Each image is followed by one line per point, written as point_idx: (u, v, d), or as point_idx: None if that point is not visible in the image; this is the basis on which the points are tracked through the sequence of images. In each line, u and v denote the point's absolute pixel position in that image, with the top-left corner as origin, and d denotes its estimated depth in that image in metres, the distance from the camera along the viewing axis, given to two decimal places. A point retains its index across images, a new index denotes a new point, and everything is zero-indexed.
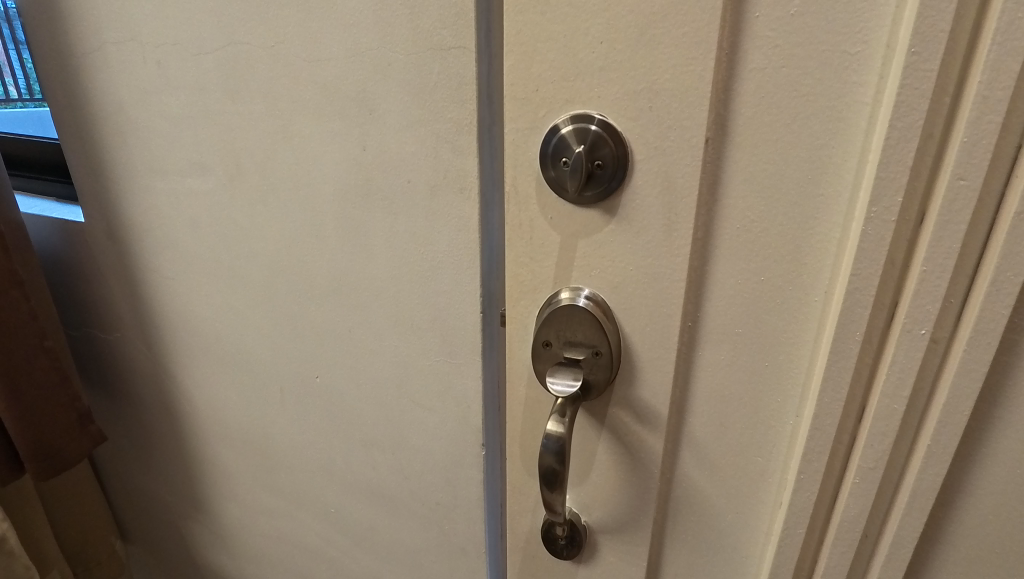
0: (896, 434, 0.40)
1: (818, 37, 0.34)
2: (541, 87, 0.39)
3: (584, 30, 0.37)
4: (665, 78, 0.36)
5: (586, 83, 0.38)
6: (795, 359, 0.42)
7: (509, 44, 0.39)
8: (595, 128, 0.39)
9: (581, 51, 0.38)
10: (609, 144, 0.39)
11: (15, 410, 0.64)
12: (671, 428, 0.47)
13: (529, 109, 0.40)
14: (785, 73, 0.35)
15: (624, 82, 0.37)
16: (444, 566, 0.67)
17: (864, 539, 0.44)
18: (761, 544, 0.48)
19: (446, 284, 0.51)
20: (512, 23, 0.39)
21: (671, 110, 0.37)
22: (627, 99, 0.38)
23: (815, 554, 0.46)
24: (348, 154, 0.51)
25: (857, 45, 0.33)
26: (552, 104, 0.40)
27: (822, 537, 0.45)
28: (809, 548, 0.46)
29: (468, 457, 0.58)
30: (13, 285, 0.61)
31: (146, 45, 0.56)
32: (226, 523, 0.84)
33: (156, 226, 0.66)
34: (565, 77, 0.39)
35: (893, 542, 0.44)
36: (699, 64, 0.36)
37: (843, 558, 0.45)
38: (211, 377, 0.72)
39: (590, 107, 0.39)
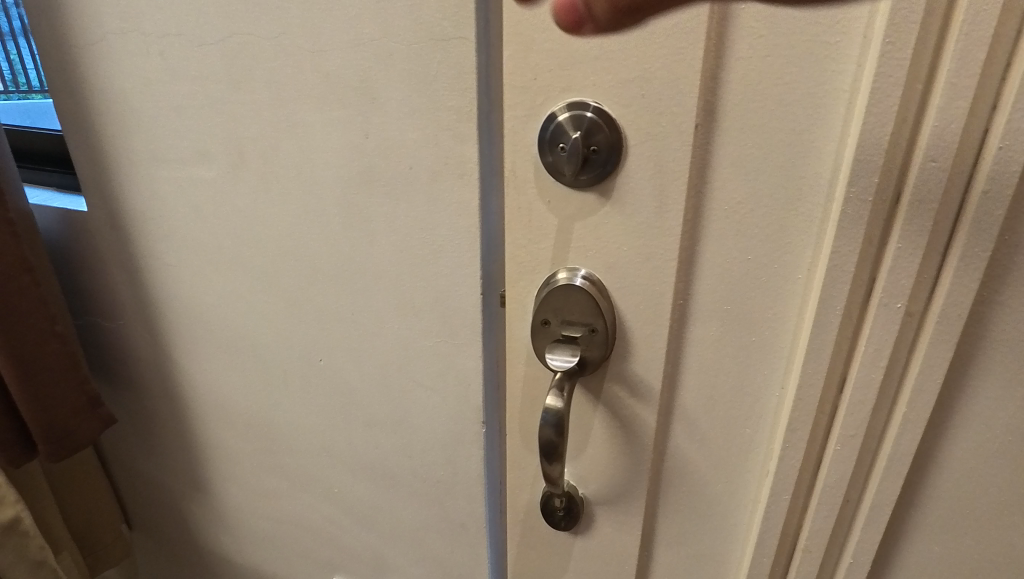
0: (874, 402, 0.43)
1: (800, 29, 0.36)
2: (539, 76, 0.41)
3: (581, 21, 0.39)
4: (657, 66, 0.38)
5: (582, 72, 0.40)
6: (781, 334, 0.44)
7: (508, 34, 0.41)
8: (590, 114, 0.41)
9: (577, 41, 0.39)
10: (604, 130, 0.41)
11: (28, 393, 0.68)
12: (664, 402, 0.49)
13: (527, 96, 0.42)
14: (771, 62, 0.37)
15: (619, 70, 0.39)
16: (445, 543, 0.69)
17: (845, 503, 0.47)
18: (749, 510, 0.51)
19: (447, 267, 0.53)
20: (511, 14, 0.40)
21: (663, 97, 0.39)
22: (621, 87, 0.40)
23: (800, 519, 0.49)
24: (351, 141, 0.52)
25: (837, 35, 0.35)
26: (549, 92, 0.41)
27: (807, 502, 0.48)
28: (794, 513, 0.49)
29: (468, 434, 0.60)
30: (24, 271, 0.65)
31: (148, 35, 0.57)
32: (227, 507, 0.86)
33: (157, 215, 0.67)
34: (561, 66, 0.40)
35: (873, 506, 0.46)
36: (690, 54, 0.38)
37: (826, 521, 0.48)
38: (214, 363, 0.73)
39: (585, 95, 0.41)
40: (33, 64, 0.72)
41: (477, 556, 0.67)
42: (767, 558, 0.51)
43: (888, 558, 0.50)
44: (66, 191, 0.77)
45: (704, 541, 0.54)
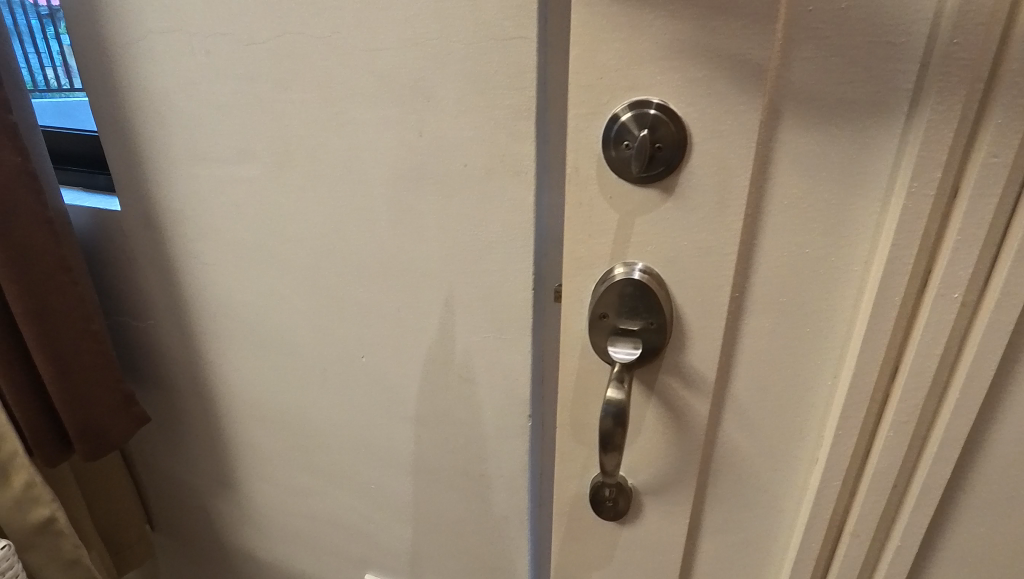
0: (927, 388, 0.44)
1: (866, 29, 0.37)
2: (605, 75, 0.42)
3: (648, 22, 0.40)
4: (724, 66, 0.39)
5: (649, 71, 0.41)
6: (835, 323, 0.45)
7: (575, 33, 0.42)
8: (653, 111, 0.42)
9: (645, 41, 0.40)
10: (667, 124, 0.42)
11: (66, 391, 0.69)
12: (717, 393, 0.50)
13: (591, 95, 0.43)
14: (835, 62, 0.38)
15: (686, 70, 0.40)
16: (484, 536, 0.70)
17: (894, 487, 0.49)
18: (797, 496, 0.52)
19: (497, 263, 0.54)
20: (579, 15, 0.41)
21: (729, 96, 0.40)
22: (688, 86, 0.41)
23: (848, 503, 0.51)
24: (402, 139, 0.52)
25: (902, 36, 0.36)
26: (614, 91, 0.42)
27: (856, 486, 0.50)
28: (843, 497, 0.50)
29: (513, 428, 0.61)
30: (62, 269, 0.66)
31: (193, 34, 0.57)
32: (255, 505, 0.86)
33: (195, 213, 0.67)
34: (628, 65, 0.41)
35: (923, 488, 0.48)
36: (758, 53, 0.39)
37: (874, 505, 0.50)
38: (248, 362, 0.73)
39: (649, 93, 0.42)
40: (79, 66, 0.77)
41: (516, 548, 0.68)
42: (815, 541, 0.52)
43: (932, 540, 0.51)
44: (107, 194, 0.77)
45: (751, 529, 0.55)
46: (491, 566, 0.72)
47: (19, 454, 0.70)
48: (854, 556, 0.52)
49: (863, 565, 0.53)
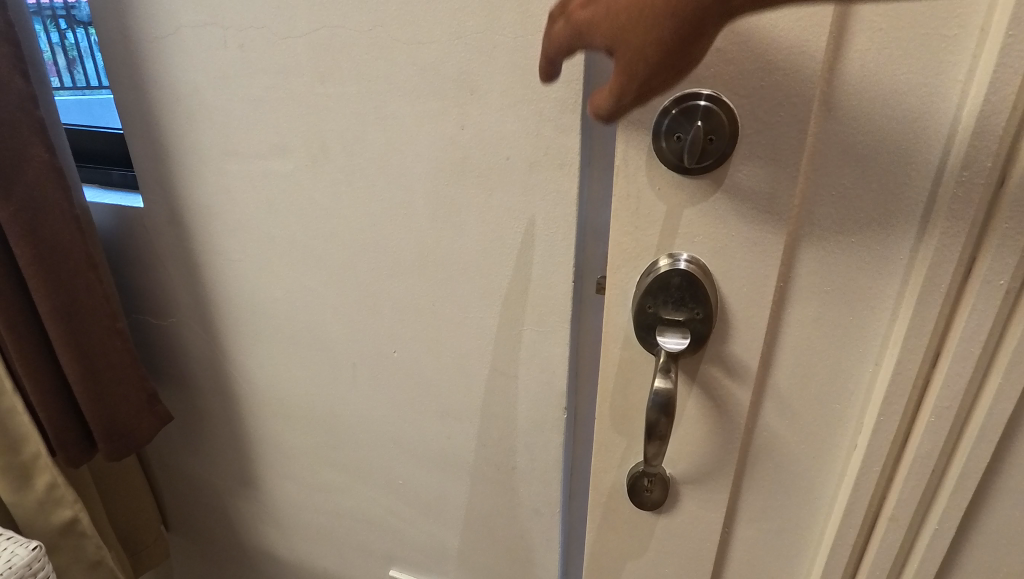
0: (970, 374, 0.44)
1: (919, 22, 0.36)
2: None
3: None
4: (778, 58, 0.39)
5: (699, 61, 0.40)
6: (878, 313, 0.45)
7: None
8: (704, 103, 0.41)
9: None
10: (721, 116, 0.41)
11: (93, 391, 0.68)
12: (757, 381, 0.49)
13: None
14: (887, 54, 0.37)
15: (738, 60, 0.40)
16: (514, 528, 0.70)
17: (932, 474, 0.49)
18: (835, 485, 0.51)
19: (537, 256, 0.54)
20: None
21: (777, 88, 0.40)
22: (739, 76, 0.40)
23: (886, 491, 0.51)
24: (445, 134, 0.53)
25: (955, 29, 0.36)
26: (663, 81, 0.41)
27: (894, 473, 0.49)
28: (880, 484, 0.50)
29: (549, 420, 0.62)
30: (89, 267, 0.65)
31: (228, 28, 0.57)
32: (278, 503, 0.85)
33: (225, 209, 0.66)
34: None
35: (962, 475, 0.48)
36: (812, 43, 0.38)
37: (912, 492, 0.49)
38: (274, 358, 0.73)
39: (701, 85, 0.41)
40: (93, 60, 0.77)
41: (547, 541, 0.69)
42: (853, 530, 0.51)
43: (970, 526, 0.51)
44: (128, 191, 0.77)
45: (786, 519, 0.54)
46: (521, 558, 0.72)
47: (42, 456, 0.69)
48: (890, 545, 0.52)
49: (898, 553, 0.53)
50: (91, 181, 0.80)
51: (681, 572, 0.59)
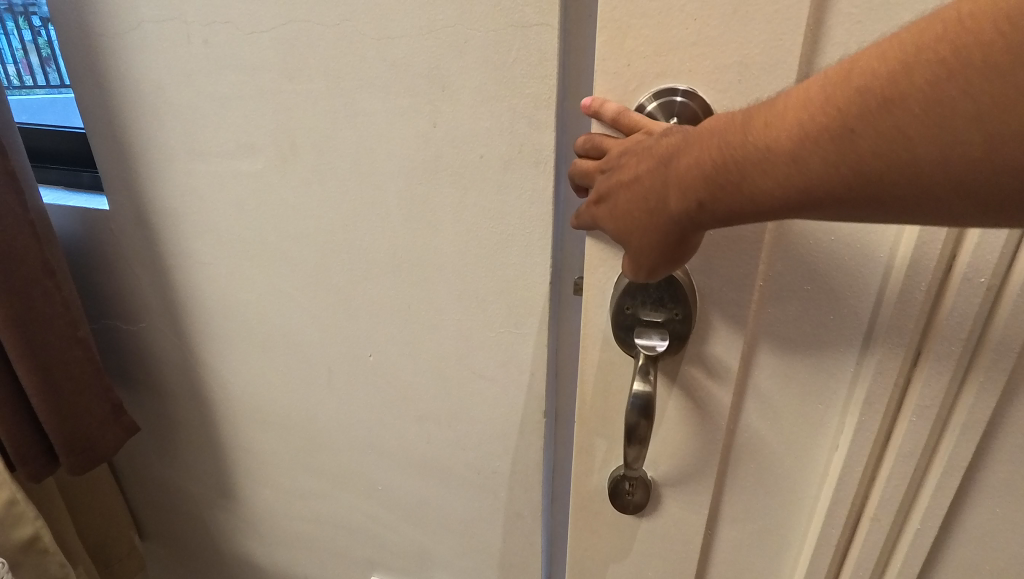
0: (952, 372, 0.42)
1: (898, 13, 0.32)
2: (633, 62, 0.36)
3: (680, 6, 0.34)
4: (756, 51, 0.34)
5: (678, 54, 0.35)
6: (860, 311, 0.42)
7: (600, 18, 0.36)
8: (680, 100, 0.36)
9: (675, 27, 0.35)
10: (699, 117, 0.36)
11: (52, 403, 0.66)
12: (739, 379, 0.47)
13: (619, 83, 0.37)
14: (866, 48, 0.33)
15: (720, 55, 0.34)
16: (496, 531, 0.69)
17: (914, 471, 0.47)
18: (816, 486, 0.50)
19: (514, 256, 0.53)
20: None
21: (755, 84, 0.35)
22: (717, 71, 0.35)
23: (867, 488, 0.49)
24: (417, 131, 0.51)
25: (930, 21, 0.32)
26: (638, 80, 0.37)
27: (876, 472, 0.48)
28: (863, 483, 0.49)
29: (529, 422, 0.60)
30: (46, 275, 0.63)
31: (191, 22, 0.54)
32: (255, 509, 0.83)
33: (193, 210, 0.64)
34: (658, 51, 0.35)
35: (944, 472, 0.46)
36: (790, 38, 0.33)
37: (895, 489, 0.48)
38: (249, 363, 0.71)
39: (677, 80, 0.36)
40: (53, 56, 0.75)
41: (530, 544, 0.68)
42: (836, 528, 0.50)
43: (952, 523, 0.50)
44: (93, 193, 0.74)
45: (770, 520, 0.53)
46: (504, 562, 0.71)
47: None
48: (871, 543, 0.51)
49: (881, 552, 0.52)
50: (56, 183, 0.78)
51: (664, 574, 0.58)
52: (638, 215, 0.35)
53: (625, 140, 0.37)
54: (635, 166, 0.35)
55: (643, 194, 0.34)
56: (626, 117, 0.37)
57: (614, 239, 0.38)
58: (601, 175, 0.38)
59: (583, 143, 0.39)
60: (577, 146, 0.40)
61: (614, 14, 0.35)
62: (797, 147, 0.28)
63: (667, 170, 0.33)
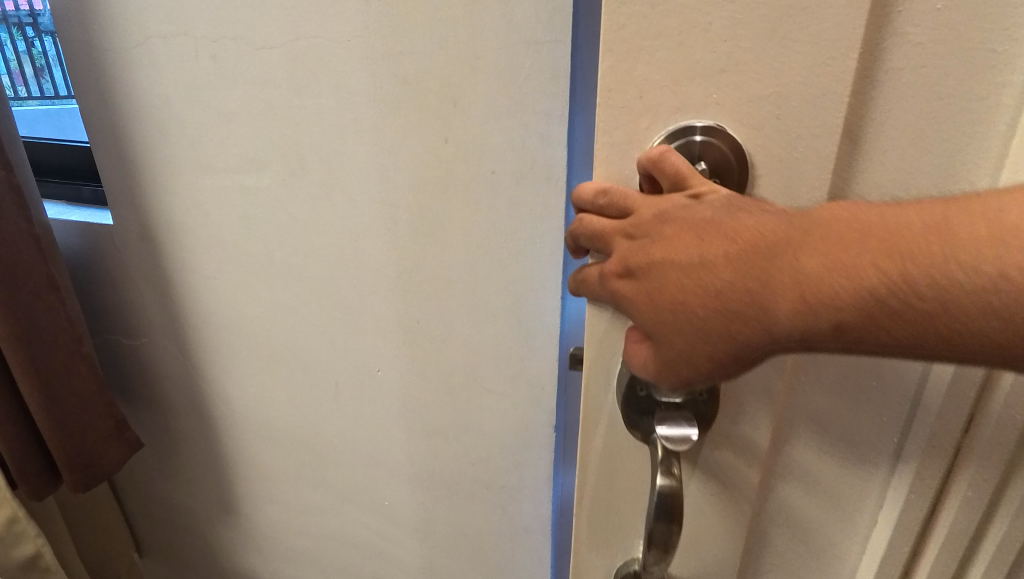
0: (1014, 444, 0.36)
1: (962, 34, 0.29)
2: (646, 93, 0.31)
3: (704, 26, 0.29)
4: (795, 81, 0.29)
5: (700, 83, 0.30)
6: (906, 375, 0.36)
7: (607, 40, 0.31)
8: (699, 138, 0.31)
9: (698, 51, 0.30)
10: (725, 154, 0.32)
11: (56, 420, 0.65)
12: (769, 457, 0.40)
13: (628, 118, 0.32)
14: (925, 73, 0.30)
15: (753, 83, 0.30)
16: (506, 547, 0.68)
17: (966, 548, 0.41)
18: (854, 559, 0.44)
19: (526, 271, 0.53)
20: (611, 17, 0.30)
21: (797, 117, 0.30)
22: (748, 103, 0.30)
23: (911, 567, 0.43)
24: (427, 147, 0.51)
25: (1004, 42, 0.29)
26: (650, 113, 0.32)
27: (921, 548, 0.42)
28: (907, 562, 0.43)
29: (539, 437, 0.60)
30: (51, 289, 0.62)
31: (200, 38, 0.54)
32: (258, 525, 0.83)
33: (200, 226, 0.64)
34: (676, 81, 0.31)
35: (1000, 548, 0.41)
36: (838, 64, 0.29)
37: (944, 566, 0.42)
38: (254, 378, 0.70)
39: (689, 116, 0.31)
40: (44, 66, 0.74)
41: (540, 558, 0.67)
42: None
43: None
44: (95, 208, 0.73)
45: None
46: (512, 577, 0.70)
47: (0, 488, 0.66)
48: None
49: None
50: (57, 197, 0.77)
51: None
52: (701, 307, 0.30)
53: (660, 198, 0.31)
54: (706, 245, 0.29)
55: (726, 287, 0.29)
56: (678, 163, 0.31)
57: (648, 327, 0.32)
58: (634, 243, 0.32)
59: (596, 192, 0.33)
60: (585, 194, 0.34)
61: (621, 35, 0.30)
62: (992, 288, 0.25)
63: (796, 274, 0.28)
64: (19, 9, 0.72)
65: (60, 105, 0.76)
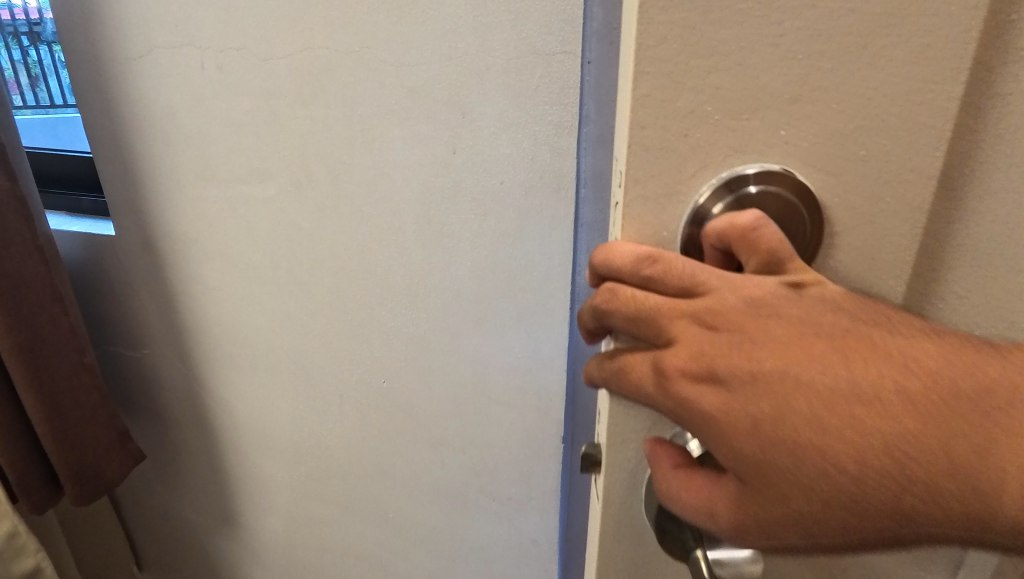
0: None
1: None
2: (694, 129, 0.26)
3: (771, 45, 0.24)
4: (878, 112, 0.25)
5: (763, 119, 0.25)
6: None
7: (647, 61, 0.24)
8: (755, 189, 0.27)
9: (761, 77, 0.25)
10: (787, 207, 0.27)
11: (59, 433, 0.64)
12: None
13: (670, 164, 0.26)
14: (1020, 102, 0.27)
15: (825, 116, 0.25)
16: (512, 560, 0.68)
17: None
18: None
19: (535, 281, 0.53)
20: (652, 29, 0.24)
21: (875, 157, 0.26)
22: (818, 143, 0.26)
23: None
24: (436, 157, 0.51)
25: None
26: (697, 155, 0.26)
27: None
28: None
29: (547, 448, 0.60)
30: (55, 301, 0.62)
31: (205, 49, 0.54)
32: (260, 538, 0.82)
33: (204, 236, 0.63)
34: (736, 116, 0.25)
35: None
36: (927, 91, 0.25)
37: None
38: (258, 389, 0.70)
39: (744, 163, 0.26)
40: (38, 73, 0.74)
41: (546, 570, 0.67)
42: None
43: None
44: (96, 218, 0.73)
45: None
46: None
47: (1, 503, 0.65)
48: None
49: None
50: (59, 208, 0.76)
51: None
52: (830, 443, 0.24)
53: (742, 279, 0.26)
54: (838, 361, 0.25)
55: (876, 424, 0.24)
56: (765, 229, 0.26)
57: (741, 455, 0.25)
58: (715, 335, 0.26)
59: (642, 257, 0.27)
60: (633, 265, 0.27)
61: (664, 55, 0.24)
62: None
63: (968, 429, 0.23)
64: (15, 17, 0.72)
65: (55, 113, 0.76)
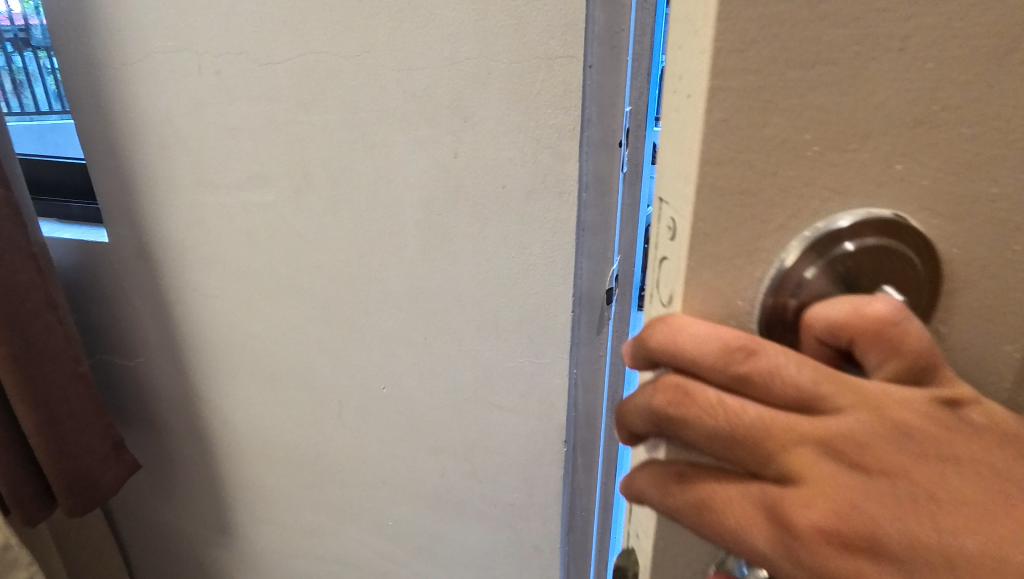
0: None
1: None
2: (782, 167, 0.22)
3: (876, 58, 0.20)
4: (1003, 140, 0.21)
5: (864, 152, 0.21)
6: None
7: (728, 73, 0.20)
8: (852, 247, 0.22)
9: (861, 101, 0.21)
10: (892, 262, 0.23)
11: (53, 443, 0.63)
12: None
13: (751, 208, 0.22)
14: None
15: (935, 152, 0.21)
16: (514, 566, 0.67)
17: None
18: None
19: (537, 285, 0.52)
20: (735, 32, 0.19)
21: (991, 199, 0.22)
22: (924, 186, 0.22)
23: None
24: (437, 161, 0.51)
25: None
26: (785, 200, 0.22)
27: None
28: None
29: (549, 454, 0.59)
30: (49, 308, 0.61)
31: (202, 53, 0.54)
32: (256, 548, 0.81)
33: (201, 242, 0.62)
34: (833, 150, 0.21)
35: None
36: None
37: None
38: (255, 397, 0.69)
39: (841, 215, 0.22)
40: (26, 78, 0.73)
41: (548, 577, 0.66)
42: None
43: None
44: (88, 224, 0.72)
45: None
46: None
47: None
48: None
49: None
50: (43, 214, 0.76)
51: None
52: None
53: (871, 386, 0.21)
54: (1004, 513, 0.20)
55: None
56: (906, 322, 0.21)
57: None
58: (839, 459, 0.21)
59: (736, 349, 0.22)
60: (730, 358, 0.22)
61: (746, 62, 0.20)
62: None
63: None
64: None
65: (43, 118, 0.75)
